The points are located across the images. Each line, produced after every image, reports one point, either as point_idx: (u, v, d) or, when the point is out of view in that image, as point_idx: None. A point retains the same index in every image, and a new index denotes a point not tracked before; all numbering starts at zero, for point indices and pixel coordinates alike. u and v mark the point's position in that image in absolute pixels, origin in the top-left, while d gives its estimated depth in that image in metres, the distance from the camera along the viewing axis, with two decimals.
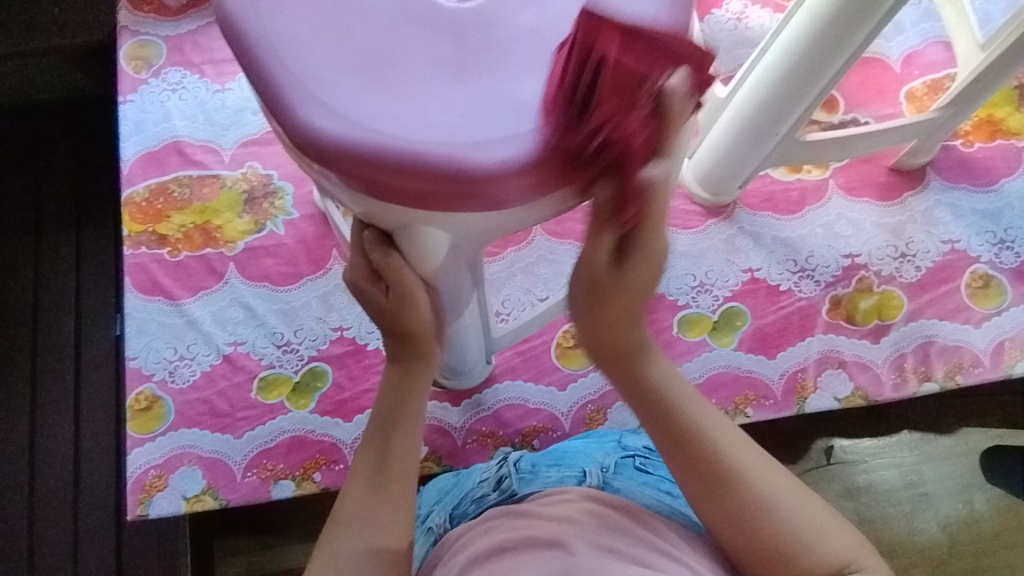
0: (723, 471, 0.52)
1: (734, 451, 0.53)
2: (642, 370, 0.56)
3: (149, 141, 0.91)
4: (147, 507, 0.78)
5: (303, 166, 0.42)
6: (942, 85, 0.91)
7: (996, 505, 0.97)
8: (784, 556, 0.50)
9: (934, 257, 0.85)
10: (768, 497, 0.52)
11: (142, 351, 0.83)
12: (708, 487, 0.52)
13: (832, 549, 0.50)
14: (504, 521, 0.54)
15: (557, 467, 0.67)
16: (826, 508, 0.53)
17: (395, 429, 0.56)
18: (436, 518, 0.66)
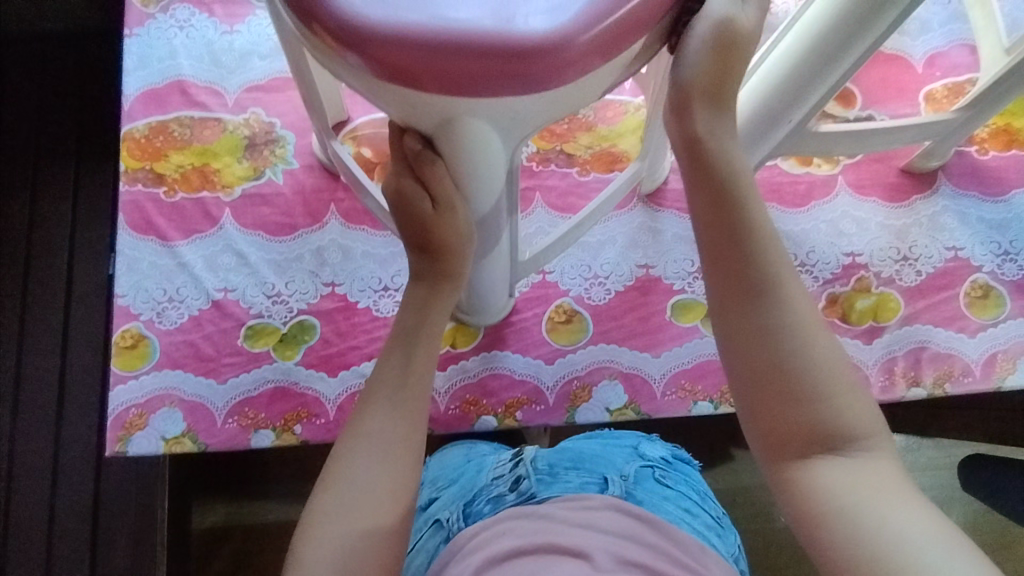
0: (759, 283, 0.48)
1: (785, 285, 0.48)
2: (722, 158, 0.51)
3: (153, 78, 0.89)
4: (125, 445, 0.78)
5: (330, 67, 0.43)
6: (963, 89, 0.89)
7: (972, 517, 0.98)
8: (793, 396, 0.46)
9: (935, 263, 0.84)
10: (801, 349, 0.47)
11: (131, 289, 0.82)
12: (736, 293, 0.48)
13: (846, 420, 0.46)
14: (522, 523, 0.53)
15: (577, 469, 0.64)
16: (864, 391, 0.48)
17: (406, 366, 0.55)
18: (445, 513, 0.64)
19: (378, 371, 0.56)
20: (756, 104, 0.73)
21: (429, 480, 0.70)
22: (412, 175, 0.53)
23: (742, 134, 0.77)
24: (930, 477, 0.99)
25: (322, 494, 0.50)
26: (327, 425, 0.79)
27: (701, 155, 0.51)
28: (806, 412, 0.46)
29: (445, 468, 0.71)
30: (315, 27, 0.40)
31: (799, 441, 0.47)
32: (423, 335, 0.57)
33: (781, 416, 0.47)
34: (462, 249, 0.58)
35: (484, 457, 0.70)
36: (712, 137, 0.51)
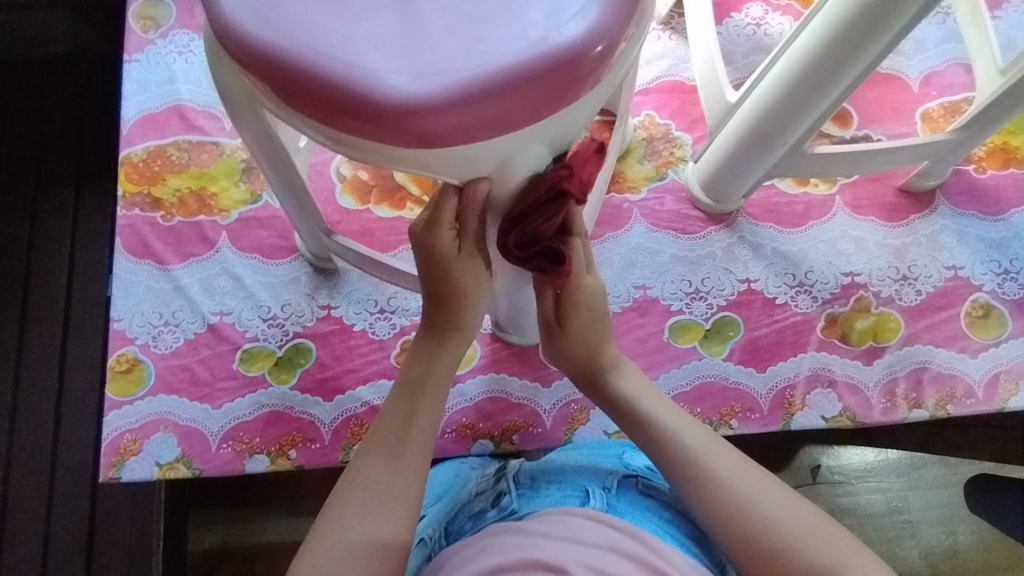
0: (695, 470, 0.57)
1: (719, 460, 0.57)
2: (612, 384, 0.66)
3: (152, 103, 0.90)
4: (119, 471, 0.78)
5: (378, 158, 0.45)
6: (959, 108, 0.89)
7: (980, 538, 0.97)
8: (771, 556, 0.52)
9: (935, 282, 0.83)
10: (750, 498, 0.54)
11: (128, 313, 0.82)
12: (691, 480, 0.57)
13: (816, 548, 0.51)
14: (504, 540, 0.51)
15: (559, 484, 0.63)
16: (822, 518, 0.53)
17: (411, 412, 0.57)
18: (427, 529, 0.63)
19: (377, 426, 0.56)
20: (747, 129, 0.74)
21: None
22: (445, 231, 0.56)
23: (737, 158, 0.77)
24: (936, 496, 0.98)
25: (313, 538, 0.50)
26: (322, 450, 0.78)
27: (611, 401, 0.66)
28: (782, 562, 0.51)
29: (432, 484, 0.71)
30: (306, 107, 0.43)
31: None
32: (430, 386, 0.59)
33: None
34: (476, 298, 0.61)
35: (465, 470, 0.70)
36: (627, 389, 0.65)
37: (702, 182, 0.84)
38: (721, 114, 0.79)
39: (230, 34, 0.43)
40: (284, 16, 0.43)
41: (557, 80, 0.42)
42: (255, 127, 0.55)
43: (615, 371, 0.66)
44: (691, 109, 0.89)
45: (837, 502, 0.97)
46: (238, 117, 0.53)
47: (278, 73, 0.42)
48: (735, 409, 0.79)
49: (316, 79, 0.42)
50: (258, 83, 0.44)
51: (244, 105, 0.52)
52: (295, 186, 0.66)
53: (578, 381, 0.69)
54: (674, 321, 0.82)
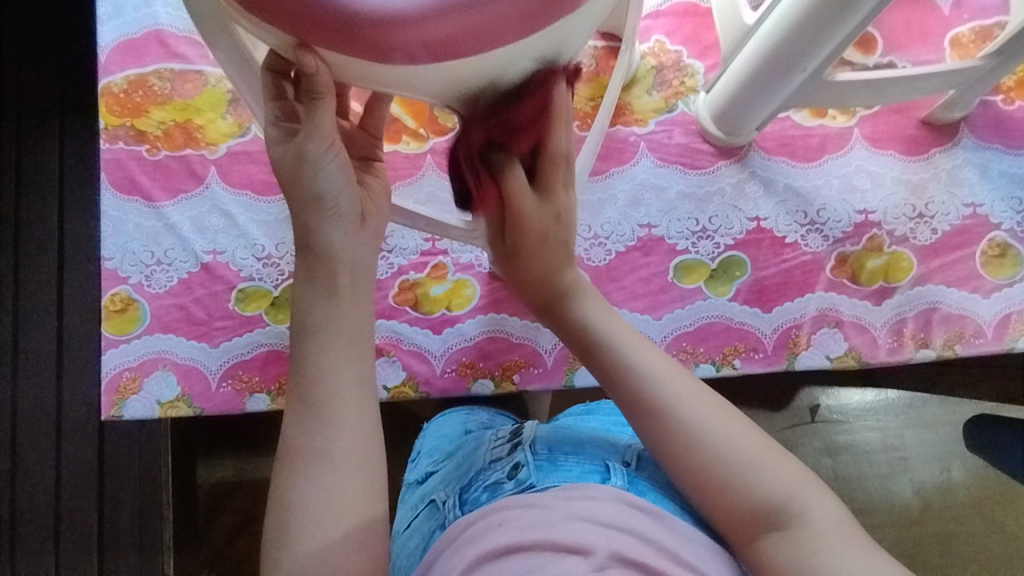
0: (648, 397, 0.53)
1: (673, 393, 0.53)
2: (571, 309, 0.61)
3: (129, 28, 0.85)
4: (121, 409, 0.78)
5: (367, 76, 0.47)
6: (991, 34, 0.83)
7: (973, 474, 0.98)
8: (725, 489, 0.49)
9: (952, 220, 0.80)
10: (700, 429, 0.51)
11: (118, 252, 0.80)
12: (642, 414, 0.53)
13: (771, 485, 0.49)
14: (521, 517, 0.50)
15: (578, 455, 0.60)
16: (777, 452, 0.51)
17: (306, 362, 0.49)
18: (440, 493, 0.63)
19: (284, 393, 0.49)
20: (766, 54, 0.68)
21: (425, 451, 0.72)
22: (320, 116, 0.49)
23: (752, 88, 0.73)
24: (932, 435, 0.99)
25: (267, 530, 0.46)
26: None
27: (566, 325, 0.60)
28: (732, 496, 0.49)
29: (442, 440, 0.71)
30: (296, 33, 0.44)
31: (740, 521, 0.49)
32: (338, 330, 0.50)
33: (727, 509, 0.49)
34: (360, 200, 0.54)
35: (480, 434, 0.69)
36: (587, 316, 0.60)
37: (715, 114, 0.79)
38: (738, 37, 0.73)
39: None
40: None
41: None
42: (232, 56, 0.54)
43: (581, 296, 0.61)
44: (704, 35, 0.84)
45: (834, 439, 0.98)
46: (214, 41, 0.53)
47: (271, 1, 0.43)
48: (738, 348, 0.78)
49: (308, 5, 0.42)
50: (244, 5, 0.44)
51: (216, 22, 0.51)
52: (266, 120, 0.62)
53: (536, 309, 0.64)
54: (680, 260, 0.79)
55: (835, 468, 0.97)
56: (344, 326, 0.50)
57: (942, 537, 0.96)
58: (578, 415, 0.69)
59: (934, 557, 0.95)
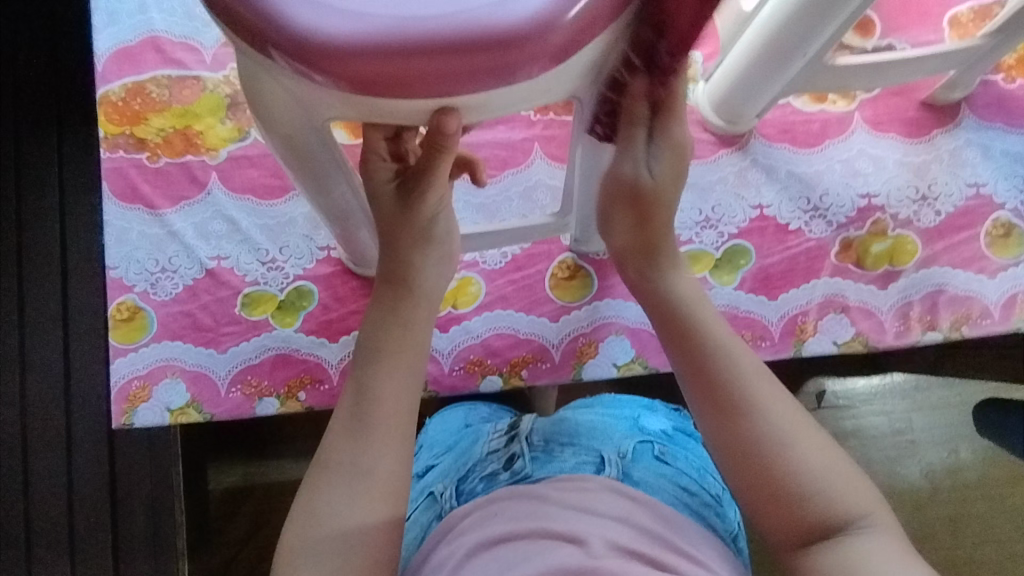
0: (728, 396, 0.53)
1: (764, 396, 0.53)
2: (668, 284, 0.61)
3: (125, 36, 0.84)
4: (131, 417, 0.78)
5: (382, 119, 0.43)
6: (991, 11, 0.83)
7: (982, 455, 0.98)
8: (786, 499, 0.49)
9: (956, 202, 0.80)
10: (778, 434, 0.51)
11: (123, 261, 0.80)
12: (724, 412, 0.53)
13: (838, 502, 0.48)
14: (517, 505, 0.51)
15: (573, 447, 0.61)
16: (856, 473, 0.50)
17: (371, 389, 0.52)
18: (439, 485, 0.63)
19: (337, 406, 0.53)
20: (764, 39, 0.68)
21: (426, 445, 0.71)
22: (435, 178, 0.54)
23: (753, 76, 0.72)
24: (939, 417, 0.99)
25: (290, 524, 0.48)
26: (332, 391, 0.78)
27: (658, 299, 0.61)
28: (799, 508, 0.49)
29: (442, 433, 0.71)
30: (344, 83, 0.39)
31: (800, 531, 0.49)
32: (401, 362, 0.53)
33: (786, 517, 0.49)
34: (449, 236, 0.60)
35: (479, 427, 0.70)
36: (681, 292, 0.60)
37: (715, 104, 0.79)
38: (736, 24, 0.73)
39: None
40: None
41: (568, 32, 0.39)
42: (285, 112, 0.46)
43: (695, 303, 0.60)
44: (703, 23, 0.83)
45: (841, 425, 0.98)
46: (257, 88, 0.44)
47: (315, 54, 0.38)
48: (745, 337, 0.77)
49: (358, 52, 0.38)
50: (280, 59, 0.39)
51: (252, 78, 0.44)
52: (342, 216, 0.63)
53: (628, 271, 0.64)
54: (685, 251, 0.79)
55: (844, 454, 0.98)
56: (407, 357, 0.54)
57: (951, 519, 0.96)
58: (577, 405, 0.69)
59: (945, 539, 0.95)
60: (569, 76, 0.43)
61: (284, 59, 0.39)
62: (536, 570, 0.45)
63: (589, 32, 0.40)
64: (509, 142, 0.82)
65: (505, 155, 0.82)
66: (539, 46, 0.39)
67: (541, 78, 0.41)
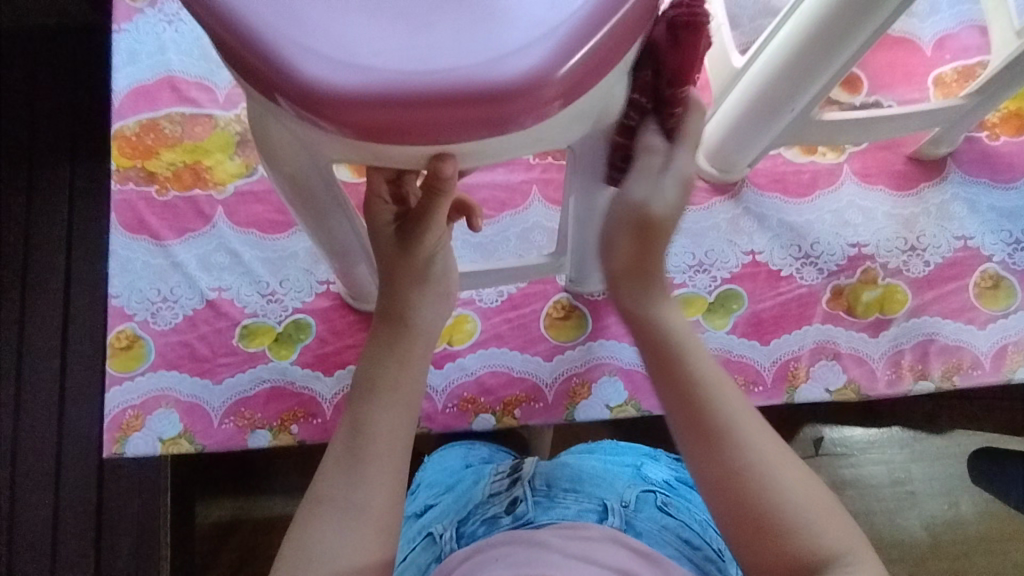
0: (719, 431, 0.52)
1: (745, 429, 0.52)
2: (660, 316, 0.57)
3: (142, 74, 0.88)
4: (123, 446, 0.78)
5: (383, 162, 0.45)
6: (973, 72, 0.86)
7: (981, 508, 0.97)
8: (772, 538, 0.49)
9: (944, 253, 0.81)
10: (765, 475, 0.50)
11: (126, 290, 0.82)
12: (709, 443, 0.52)
13: (823, 543, 0.48)
14: (516, 551, 0.50)
15: (576, 493, 0.61)
16: (837, 511, 0.50)
17: (365, 422, 0.52)
18: (437, 526, 0.62)
19: (332, 440, 0.53)
20: (754, 94, 0.71)
21: (425, 483, 0.70)
22: (435, 219, 0.55)
23: (743, 128, 0.75)
24: (938, 468, 0.98)
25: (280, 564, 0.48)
26: (324, 425, 0.78)
27: (651, 333, 0.57)
28: (785, 545, 0.49)
29: (441, 471, 0.71)
30: (347, 129, 0.41)
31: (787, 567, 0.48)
32: (395, 397, 0.54)
33: (771, 556, 0.49)
34: (447, 274, 0.61)
35: (481, 468, 0.70)
36: (673, 324, 0.57)
37: (708, 153, 0.82)
38: (728, 80, 0.76)
39: (226, 46, 0.42)
40: (319, 39, 0.40)
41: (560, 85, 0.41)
42: (291, 152, 0.48)
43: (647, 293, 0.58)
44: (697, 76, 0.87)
45: (838, 473, 0.97)
46: (264, 130, 0.46)
47: (320, 101, 0.40)
48: (738, 381, 0.78)
49: (361, 101, 0.40)
50: (287, 104, 0.41)
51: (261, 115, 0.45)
52: (345, 251, 0.65)
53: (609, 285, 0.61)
54: (678, 294, 0.80)
55: (840, 503, 0.97)
56: (401, 394, 0.54)
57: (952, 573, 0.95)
58: (580, 450, 0.69)
59: None
60: (560, 126, 0.46)
61: (292, 106, 0.41)
62: None
63: (575, 87, 0.42)
64: (508, 184, 0.85)
65: (504, 196, 0.85)
66: (532, 99, 0.41)
67: (535, 127, 0.43)
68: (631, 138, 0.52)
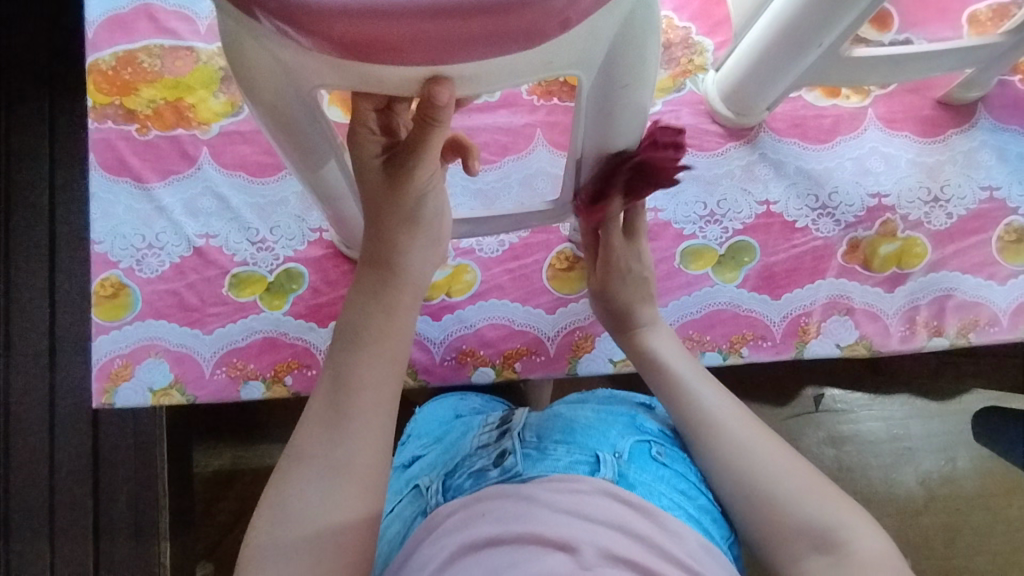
0: (709, 428, 0.58)
1: (734, 423, 0.58)
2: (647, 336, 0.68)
3: (117, 3, 0.81)
4: (112, 397, 0.76)
5: (370, 85, 0.41)
6: (1010, 10, 0.80)
7: (981, 465, 0.97)
8: (776, 519, 0.52)
9: (968, 205, 0.78)
10: (761, 463, 0.55)
11: (108, 236, 0.78)
12: (702, 440, 0.58)
13: (821, 517, 0.51)
14: (505, 506, 0.49)
15: (567, 445, 0.58)
16: (832, 488, 0.53)
17: (350, 376, 0.50)
18: (424, 479, 0.60)
19: (315, 394, 0.51)
20: (778, 29, 0.65)
21: (415, 434, 0.69)
22: (426, 151, 0.51)
23: (764, 67, 0.70)
24: (940, 425, 0.97)
25: (259, 518, 0.47)
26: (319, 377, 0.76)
27: (639, 352, 0.67)
28: (786, 524, 0.52)
29: (432, 423, 0.69)
30: (328, 44, 0.37)
31: (797, 550, 0.51)
32: (382, 349, 0.52)
33: (778, 537, 0.52)
34: (440, 216, 0.58)
35: (471, 419, 0.67)
36: (660, 343, 0.67)
37: (724, 94, 0.76)
38: (751, 12, 0.70)
39: None
40: None
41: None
42: (271, 79, 0.43)
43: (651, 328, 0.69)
44: (715, 10, 0.81)
45: (839, 428, 0.96)
46: (240, 53, 0.42)
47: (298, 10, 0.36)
48: (746, 336, 0.75)
49: (347, 13, 0.36)
50: (265, 19, 0.37)
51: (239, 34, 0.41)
52: (334, 193, 0.60)
53: (611, 328, 0.72)
54: (687, 245, 0.77)
55: (840, 458, 0.96)
56: (387, 346, 0.52)
57: (947, 528, 0.94)
58: (575, 402, 0.67)
59: (939, 548, 0.94)
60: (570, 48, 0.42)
61: (269, 20, 0.37)
62: None
63: (585, 3, 0.38)
64: (510, 128, 0.80)
65: (506, 140, 0.80)
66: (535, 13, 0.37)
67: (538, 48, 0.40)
68: (647, 70, 0.47)
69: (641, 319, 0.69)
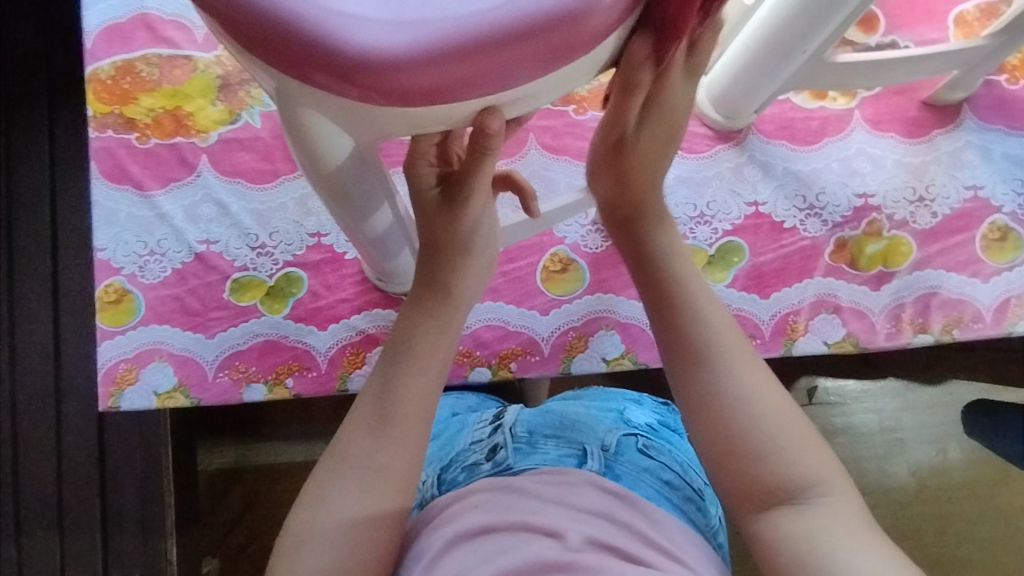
0: (702, 349, 0.52)
1: (727, 347, 0.53)
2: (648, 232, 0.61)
3: (115, 12, 0.83)
4: (118, 400, 0.78)
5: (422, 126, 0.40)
6: (996, 10, 0.81)
7: (970, 455, 0.99)
8: (745, 460, 0.49)
9: (952, 204, 0.79)
10: (744, 396, 0.50)
11: (111, 243, 0.79)
12: (690, 360, 0.52)
13: (795, 466, 0.48)
14: (495, 497, 0.51)
15: (557, 438, 0.61)
16: (817, 442, 0.49)
17: (398, 386, 0.51)
18: (420, 474, 0.63)
19: (359, 401, 0.52)
20: (763, 36, 0.67)
21: None
22: (480, 180, 0.53)
23: (750, 73, 0.71)
24: (929, 417, 0.99)
25: (295, 510, 0.49)
26: (320, 379, 0.78)
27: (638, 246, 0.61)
28: (755, 467, 0.49)
29: None
30: (382, 97, 0.36)
31: (754, 493, 0.49)
32: (430, 363, 0.53)
33: (743, 477, 0.49)
34: (487, 245, 0.60)
35: (466, 415, 0.69)
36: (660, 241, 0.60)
37: (713, 98, 0.78)
38: (738, 18, 0.71)
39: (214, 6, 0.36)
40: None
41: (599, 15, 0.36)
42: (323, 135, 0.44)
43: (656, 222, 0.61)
44: None
45: (831, 421, 0.98)
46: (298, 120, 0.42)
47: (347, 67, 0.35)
48: None
49: (397, 63, 0.35)
50: (316, 78, 0.36)
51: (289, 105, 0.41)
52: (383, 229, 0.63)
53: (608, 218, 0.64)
54: None
55: (832, 450, 0.98)
56: (435, 359, 0.54)
57: (936, 517, 0.97)
58: (565, 398, 0.69)
59: (929, 537, 0.96)
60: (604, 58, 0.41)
61: (317, 79, 0.36)
62: (514, 564, 0.45)
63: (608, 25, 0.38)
64: None
65: None
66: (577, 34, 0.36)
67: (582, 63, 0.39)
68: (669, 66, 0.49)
69: (643, 225, 0.61)
